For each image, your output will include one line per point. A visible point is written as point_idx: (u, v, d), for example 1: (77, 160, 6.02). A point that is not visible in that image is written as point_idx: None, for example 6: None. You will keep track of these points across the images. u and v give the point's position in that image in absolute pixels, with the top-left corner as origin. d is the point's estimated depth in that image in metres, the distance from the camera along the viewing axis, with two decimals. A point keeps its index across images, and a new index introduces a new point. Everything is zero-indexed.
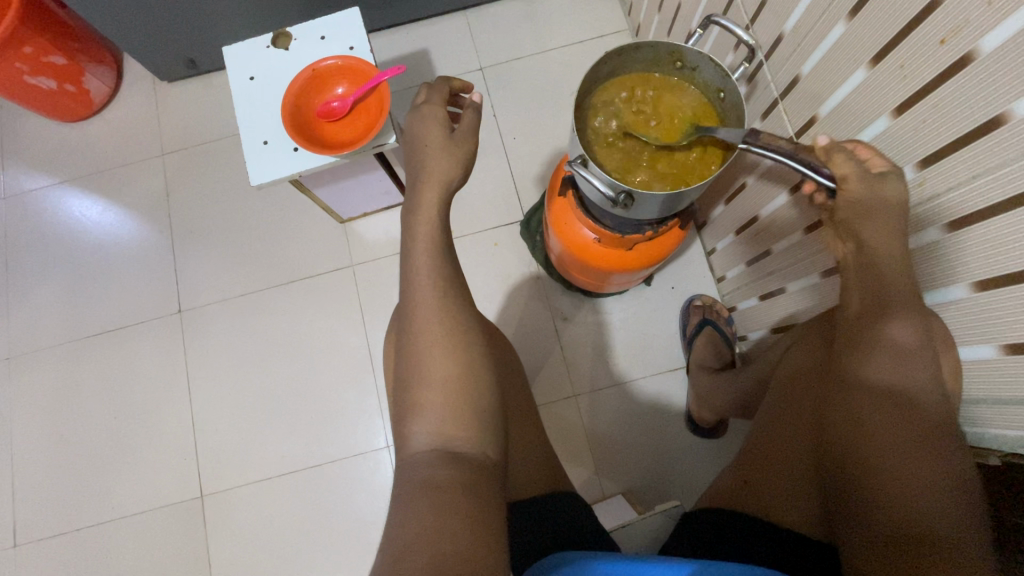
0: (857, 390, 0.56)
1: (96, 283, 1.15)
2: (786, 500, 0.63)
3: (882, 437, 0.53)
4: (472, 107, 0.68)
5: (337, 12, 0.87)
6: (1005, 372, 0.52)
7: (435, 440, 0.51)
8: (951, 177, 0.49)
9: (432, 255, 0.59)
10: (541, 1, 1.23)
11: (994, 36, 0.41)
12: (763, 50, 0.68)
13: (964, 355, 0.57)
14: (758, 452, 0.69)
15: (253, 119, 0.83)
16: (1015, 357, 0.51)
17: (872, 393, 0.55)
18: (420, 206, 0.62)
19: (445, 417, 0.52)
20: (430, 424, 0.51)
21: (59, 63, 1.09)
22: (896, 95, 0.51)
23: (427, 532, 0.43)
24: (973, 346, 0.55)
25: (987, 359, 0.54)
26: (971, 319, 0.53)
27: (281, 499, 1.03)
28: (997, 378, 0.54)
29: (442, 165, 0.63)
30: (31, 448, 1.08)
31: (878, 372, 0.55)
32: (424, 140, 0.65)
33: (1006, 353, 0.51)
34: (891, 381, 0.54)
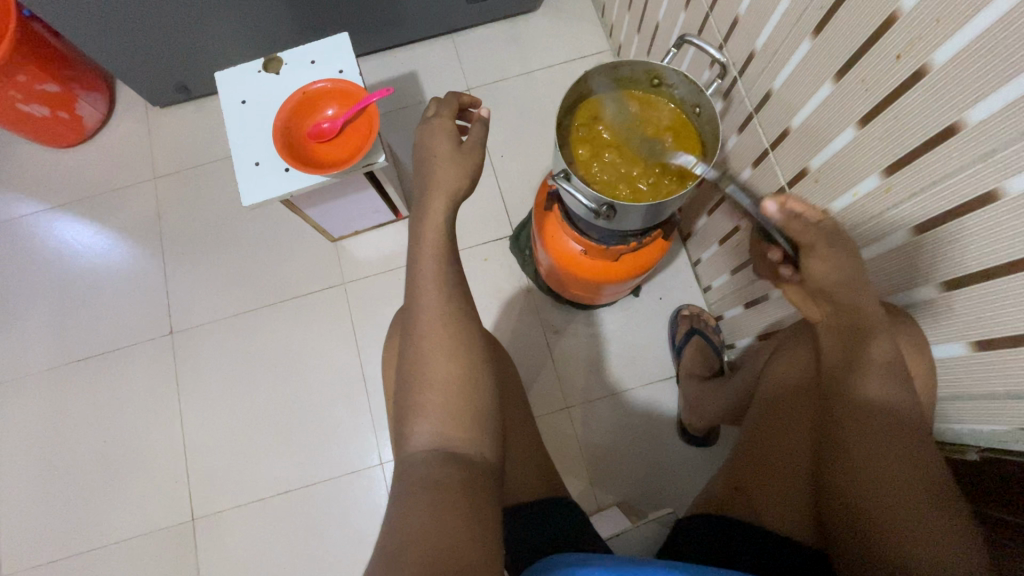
0: (842, 409, 0.58)
1: (86, 308, 1.15)
2: (781, 504, 0.64)
3: (869, 452, 0.55)
4: (480, 121, 0.70)
5: (327, 37, 0.90)
6: (978, 367, 0.54)
7: (432, 446, 0.51)
8: (914, 183, 0.51)
9: (431, 264, 0.60)
10: (524, 24, 1.27)
11: (945, 51, 0.44)
12: (736, 67, 0.71)
13: (938, 354, 0.58)
14: (749, 458, 0.69)
15: (245, 142, 0.85)
16: (985, 353, 0.53)
17: (854, 409, 0.57)
18: (428, 213, 0.63)
19: (439, 424, 0.52)
20: (425, 433, 0.52)
21: (52, 91, 1.11)
22: (860, 106, 0.54)
23: (425, 534, 0.43)
24: (945, 344, 0.57)
25: (960, 355, 0.56)
26: (943, 318, 0.55)
27: (275, 520, 1.02)
28: (970, 374, 0.56)
29: (448, 174, 0.65)
30: (18, 476, 1.06)
31: (863, 387, 0.56)
32: (433, 151, 0.66)
33: (976, 349, 0.53)
34: (878, 398, 0.56)
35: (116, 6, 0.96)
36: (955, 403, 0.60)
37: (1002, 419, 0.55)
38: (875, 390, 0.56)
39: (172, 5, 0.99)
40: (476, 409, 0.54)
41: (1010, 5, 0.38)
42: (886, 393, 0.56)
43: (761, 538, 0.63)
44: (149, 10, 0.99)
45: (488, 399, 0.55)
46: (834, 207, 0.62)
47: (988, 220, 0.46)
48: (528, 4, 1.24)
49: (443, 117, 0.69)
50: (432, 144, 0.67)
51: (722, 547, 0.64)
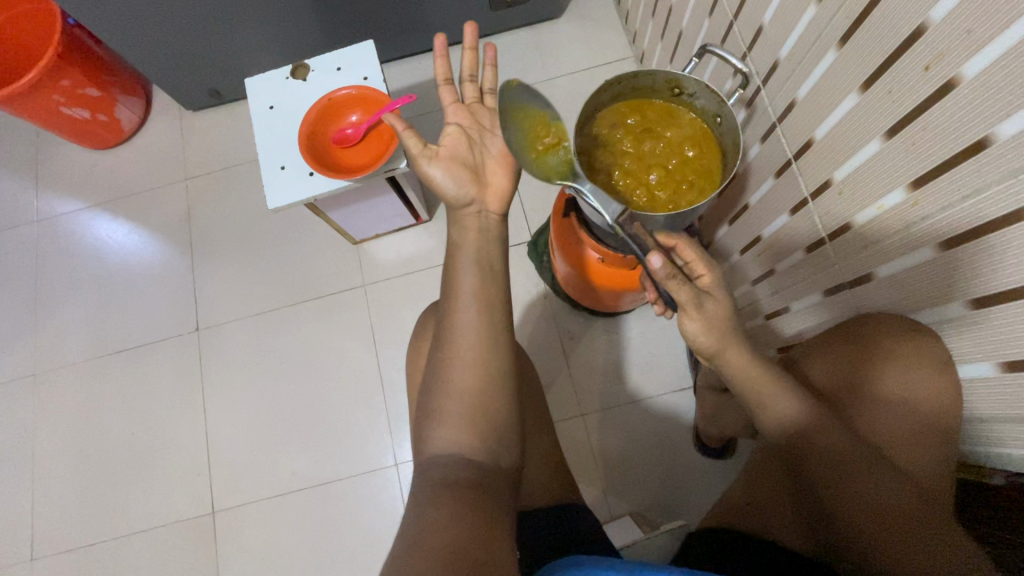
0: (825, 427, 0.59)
1: (120, 304, 1.19)
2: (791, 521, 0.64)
3: (854, 468, 0.56)
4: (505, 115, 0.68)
5: (353, 45, 0.92)
6: (1007, 388, 0.52)
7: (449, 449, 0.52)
8: (942, 198, 0.49)
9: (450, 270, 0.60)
10: (547, 30, 1.28)
11: (976, 63, 0.43)
12: (760, 76, 0.70)
13: (965, 373, 0.57)
14: (759, 474, 0.69)
15: (272, 146, 0.87)
16: (1014, 374, 0.51)
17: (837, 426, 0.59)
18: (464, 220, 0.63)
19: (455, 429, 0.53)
20: (441, 437, 0.53)
21: (93, 95, 1.16)
22: (886, 118, 0.53)
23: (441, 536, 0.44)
24: (973, 363, 0.55)
25: (987, 376, 0.54)
26: (971, 337, 0.54)
27: (291, 516, 1.04)
28: (998, 395, 0.54)
29: (499, 181, 0.64)
30: (51, 463, 1.11)
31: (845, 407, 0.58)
32: (483, 154, 0.65)
33: (1005, 370, 0.52)
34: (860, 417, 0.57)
35: (155, 13, 1.00)
36: (982, 425, 0.58)
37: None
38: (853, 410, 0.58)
39: (206, 12, 1.03)
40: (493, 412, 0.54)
41: None
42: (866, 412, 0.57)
43: (772, 553, 0.63)
44: (185, 16, 1.02)
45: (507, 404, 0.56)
46: (856, 220, 0.61)
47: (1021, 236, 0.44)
48: (551, 11, 1.24)
49: (486, 119, 0.68)
50: (481, 147, 0.66)
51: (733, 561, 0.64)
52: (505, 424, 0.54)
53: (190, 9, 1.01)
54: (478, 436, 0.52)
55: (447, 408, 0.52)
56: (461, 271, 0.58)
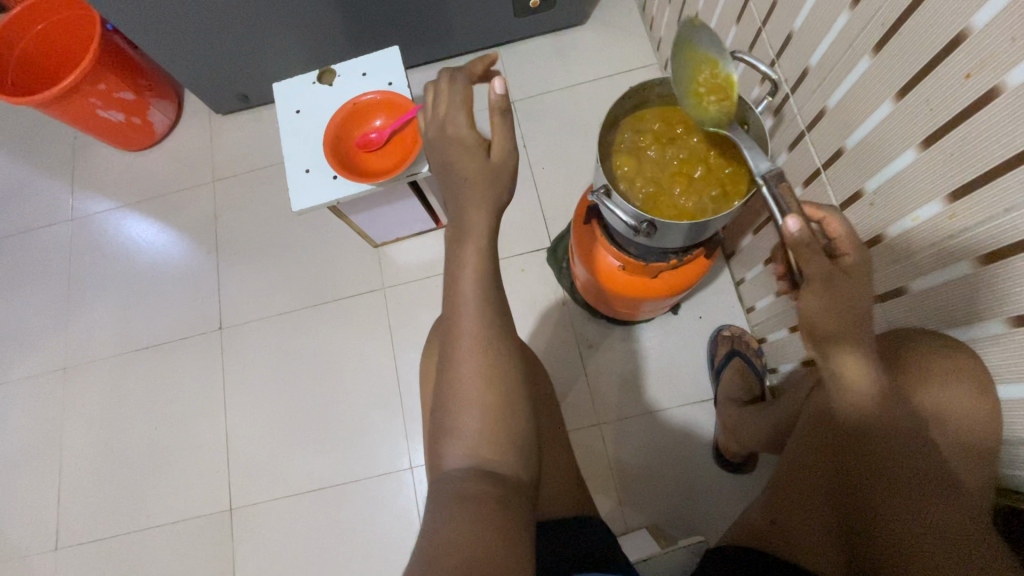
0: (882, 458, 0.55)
1: (148, 301, 1.22)
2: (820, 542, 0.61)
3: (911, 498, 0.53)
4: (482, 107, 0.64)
5: (378, 52, 0.93)
6: None
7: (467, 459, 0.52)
8: (983, 210, 0.47)
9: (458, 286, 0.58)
10: (571, 37, 1.28)
11: (1021, 70, 0.41)
12: (789, 84, 0.69)
13: (1005, 394, 0.54)
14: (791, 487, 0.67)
15: (297, 150, 0.88)
16: None
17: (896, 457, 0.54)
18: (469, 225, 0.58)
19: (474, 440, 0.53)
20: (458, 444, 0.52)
21: (128, 99, 1.20)
22: (923, 127, 0.51)
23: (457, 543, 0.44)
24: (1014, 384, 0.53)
25: None
26: (1012, 356, 0.51)
27: (306, 516, 1.05)
28: None
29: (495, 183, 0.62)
30: (78, 455, 1.14)
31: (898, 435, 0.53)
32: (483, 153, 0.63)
33: None
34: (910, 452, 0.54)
35: (189, 18, 1.03)
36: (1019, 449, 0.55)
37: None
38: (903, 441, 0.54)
39: (238, 17, 1.05)
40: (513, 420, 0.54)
41: None
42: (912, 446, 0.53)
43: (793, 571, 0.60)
44: (218, 21, 1.05)
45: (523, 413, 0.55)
46: (888, 233, 0.59)
47: None
48: (575, 17, 1.24)
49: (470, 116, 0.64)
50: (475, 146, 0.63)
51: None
52: (523, 434, 0.54)
53: (222, 15, 1.04)
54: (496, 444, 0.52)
55: (465, 416, 0.53)
56: (465, 285, 0.57)
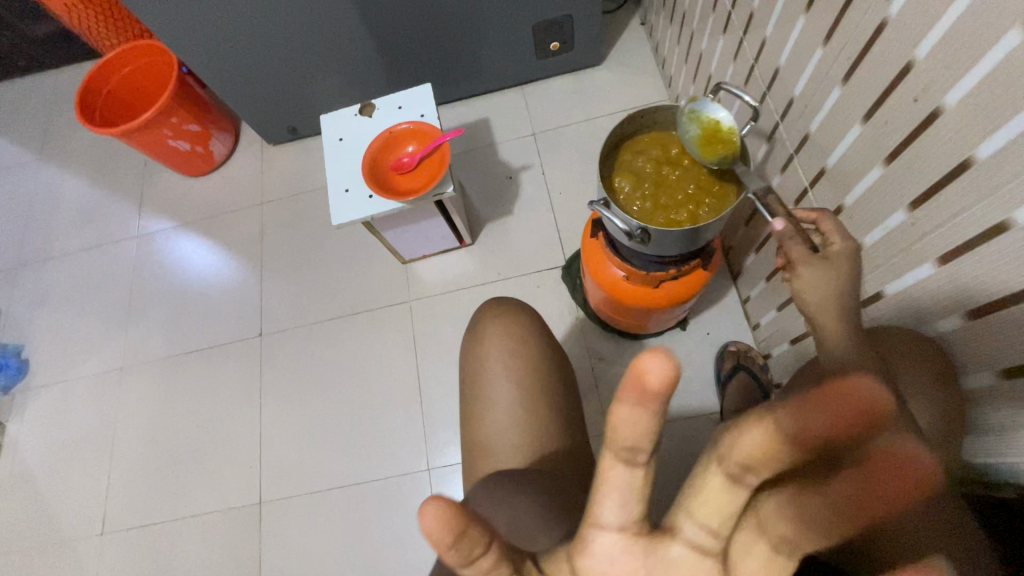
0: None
1: (198, 310, 1.35)
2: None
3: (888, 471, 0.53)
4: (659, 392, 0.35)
5: (413, 88, 1.06)
6: (1005, 400, 0.52)
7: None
8: (938, 216, 0.52)
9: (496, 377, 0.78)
10: (589, 75, 1.39)
11: (955, 93, 0.47)
12: (779, 112, 0.77)
13: (967, 386, 0.56)
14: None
15: (339, 172, 1.00)
16: (1010, 383, 0.51)
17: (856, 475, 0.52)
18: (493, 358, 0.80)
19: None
20: None
21: (194, 130, 1.36)
22: (886, 145, 0.57)
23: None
24: (973, 375, 0.55)
25: (986, 388, 0.54)
26: (969, 349, 0.54)
27: (329, 512, 1.11)
28: (997, 405, 0.53)
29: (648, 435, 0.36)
30: (126, 447, 1.24)
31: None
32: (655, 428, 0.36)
33: (1003, 381, 0.52)
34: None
35: (254, 52, 1.20)
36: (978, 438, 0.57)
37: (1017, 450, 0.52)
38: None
39: (293, 52, 1.21)
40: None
41: (1017, 43, 0.40)
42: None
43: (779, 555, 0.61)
44: (278, 56, 1.22)
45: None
46: (867, 240, 0.63)
47: (1002, 250, 0.46)
48: (593, 58, 1.36)
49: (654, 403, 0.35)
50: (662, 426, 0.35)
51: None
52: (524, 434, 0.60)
53: (281, 49, 1.20)
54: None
55: None
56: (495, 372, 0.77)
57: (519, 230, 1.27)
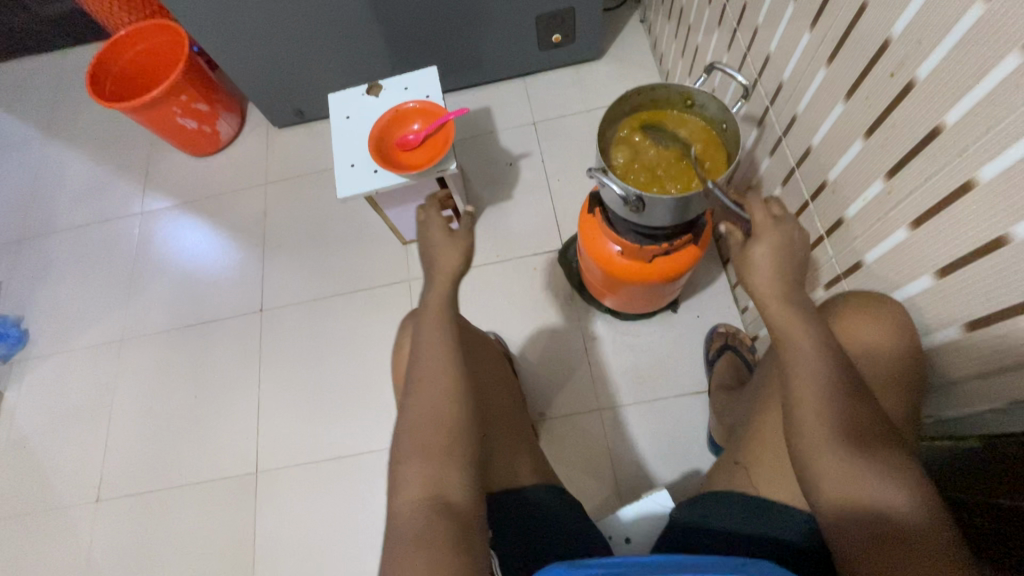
0: (816, 473, 0.52)
1: (199, 286, 1.37)
2: (777, 480, 0.61)
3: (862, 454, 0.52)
4: None
5: (419, 71, 1.09)
6: (973, 352, 0.56)
7: (423, 434, 0.63)
8: (913, 180, 0.55)
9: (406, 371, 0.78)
10: (590, 69, 1.43)
11: (926, 65, 0.51)
12: (770, 97, 0.81)
13: (936, 341, 0.60)
14: (750, 431, 0.68)
15: (345, 147, 1.03)
16: (975, 334, 0.54)
17: (832, 483, 0.52)
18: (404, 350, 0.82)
19: (431, 420, 0.63)
20: (413, 484, 0.59)
21: (202, 109, 1.39)
22: (865, 120, 0.61)
23: (425, 541, 0.54)
24: (940, 330, 0.59)
25: (954, 341, 0.57)
26: (939, 306, 0.58)
27: (324, 482, 1.14)
28: (966, 357, 0.57)
29: None
30: (124, 417, 1.26)
31: (835, 440, 0.52)
32: None
33: (968, 332, 0.55)
34: (864, 476, 0.51)
35: (263, 31, 1.23)
36: (956, 389, 0.61)
37: (989, 399, 0.57)
38: (850, 465, 0.51)
39: (303, 33, 1.25)
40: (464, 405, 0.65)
41: (980, 14, 0.44)
42: (867, 477, 0.51)
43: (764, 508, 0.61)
44: (287, 38, 1.25)
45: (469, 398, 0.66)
46: (848, 213, 0.67)
47: (968, 208, 0.50)
48: (594, 51, 1.40)
49: None
50: None
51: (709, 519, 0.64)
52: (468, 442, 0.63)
53: (292, 31, 1.24)
54: (453, 428, 0.63)
55: (411, 464, 0.61)
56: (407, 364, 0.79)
57: (518, 214, 1.30)
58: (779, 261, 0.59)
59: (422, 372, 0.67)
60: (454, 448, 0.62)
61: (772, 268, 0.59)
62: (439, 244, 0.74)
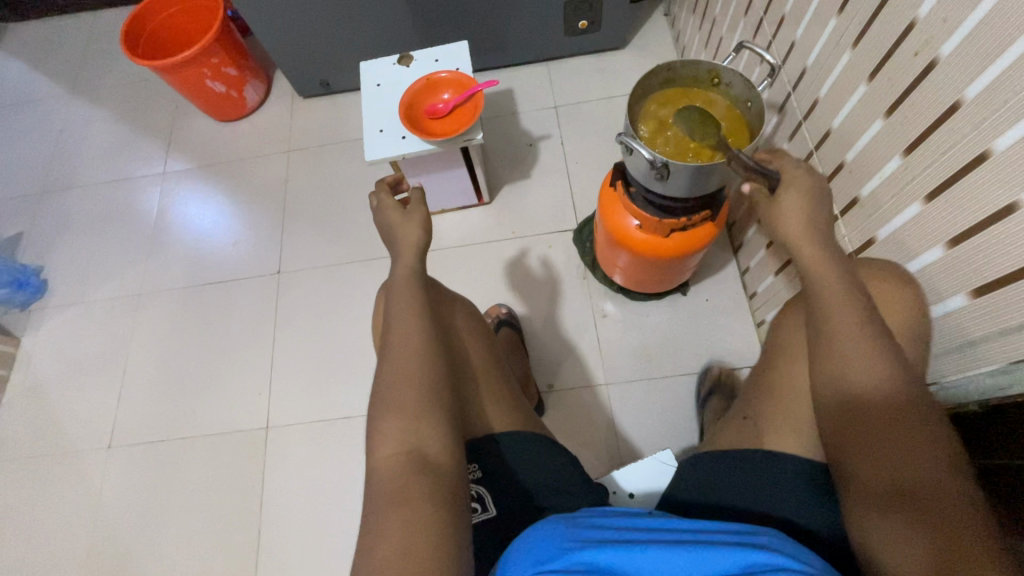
0: (830, 443, 0.57)
1: (218, 247, 1.39)
2: (784, 431, 0.64)
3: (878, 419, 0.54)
4: None
5: (449, 45, 1.12)
6: (980, 317, 0.59)
7: (399, 394, 0.62)
8: (930, 154, 0.58)
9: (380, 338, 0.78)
10: (612, 58, 1.47)
11: (949, 44, 0.54)
12: (793, 82, 0.84)
13: (946, 308, 0.63)
14: (757, 390, 0.70)
15: (375, 113, 1.06)
16: (982, 300, 0.57)
17: (845, 442, 0.55)
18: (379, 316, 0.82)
19: (403, 380, 0.63)
20: (389, 443, 0.59)
21: (231, 74, 1.42)
22: (886, 100, 0.64)
23: (402, 497, 0.54)
24: (950, 298, 0.62)
25: (962, 307, 0.60)
26: (949, 275, 0.61)
27: (332, 441, 1.16)
28: (974, 321, 0.60)
29: None
30: (139, 368, 1.28)
31: (851, 405, 0.55)
32: None
33: (975, 298, 0.58)
34: (879, 439, 0.53)
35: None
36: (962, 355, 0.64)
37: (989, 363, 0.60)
38: (865, 429, 0.54)
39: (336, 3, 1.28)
40: (437, 362, 0.66)
41: None
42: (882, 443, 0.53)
43: (762, 462, 0.64)
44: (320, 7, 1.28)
45: (441, 358, 0.67)
46: (864, 191, 0.70)
47: (982, 179, 0.53)
48: (618, 40, 1.43)
49: None
50: None
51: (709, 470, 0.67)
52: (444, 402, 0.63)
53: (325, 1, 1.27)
54: (424, 382, 0.64)
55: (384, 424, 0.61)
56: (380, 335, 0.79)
57: (535, 194, 1.33)
58: (808, 206, 0.61)
59: (394, 341, 0.67)
60: (425, 405, 0.62)
61: (802, 212, 0.61)
62: (398, 225, 0.75)
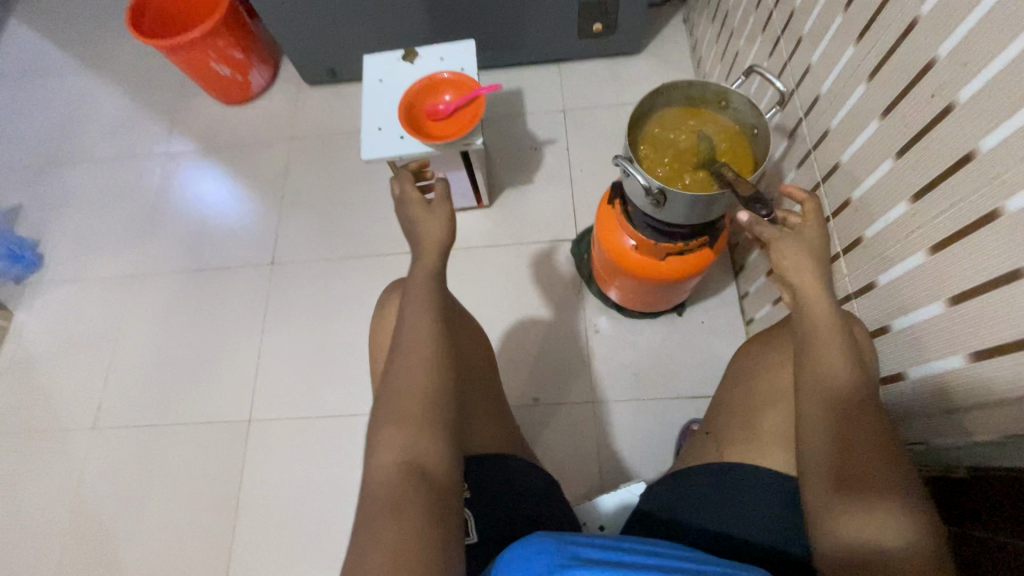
0: (813, 479, 0.54)
1: (216, 233, 1.38)
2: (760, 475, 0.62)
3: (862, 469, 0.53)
4: None
5: (455, 43, 1.09)
6: (975, 382, 0.56)
7: (406, 398, 0.59)
8: (937, 205, 0.55)
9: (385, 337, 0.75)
10: (626, 64, 1.42)
11: (969, 88, 0.50)
12: (805, 107, 0.80)
13: (941, 368, 0.60)
14: (730, 426, 0.68)
15: (374, 111, 1.03)
16: (979, 364, 0.54)
17: (823, 491, 0.53)
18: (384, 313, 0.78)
19: (417, 387, 0.60)
20: (390, 450, 0.56)
21: (237, 57, 1.40)
22: (898, 140, 0.60)
23: (400, 509, 0.51)
24: (945, 358, 0.59)
25: (956, 369, 0.57)
26: (946, 332, 0.58)
27: (314, 439, 1.15)
28: (967, 386, 0.57)
29: None
30: (128, 350, 1.28)
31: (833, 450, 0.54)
32: None
33: (972, 361, 0.55)
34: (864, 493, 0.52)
35: None
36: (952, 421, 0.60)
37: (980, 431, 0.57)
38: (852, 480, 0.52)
39: None
40: (446, 371, 0.62)
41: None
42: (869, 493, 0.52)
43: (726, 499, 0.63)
44: None
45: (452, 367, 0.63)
46: (868, 233, 0.67)
47: (992, 238, 0.50)
48: (633, 46, 1.39)
49: None
50: None
51: (678, 509, 0.65)
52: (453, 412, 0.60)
53: None
54: (440, 390, 0.60)
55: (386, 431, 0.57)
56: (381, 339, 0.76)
57: (536, 200, 1.30)
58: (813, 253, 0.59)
59: (411, 337, 0.63)
60: (427, 414, 0.58)
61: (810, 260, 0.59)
62: (422, 220, 0.71)
